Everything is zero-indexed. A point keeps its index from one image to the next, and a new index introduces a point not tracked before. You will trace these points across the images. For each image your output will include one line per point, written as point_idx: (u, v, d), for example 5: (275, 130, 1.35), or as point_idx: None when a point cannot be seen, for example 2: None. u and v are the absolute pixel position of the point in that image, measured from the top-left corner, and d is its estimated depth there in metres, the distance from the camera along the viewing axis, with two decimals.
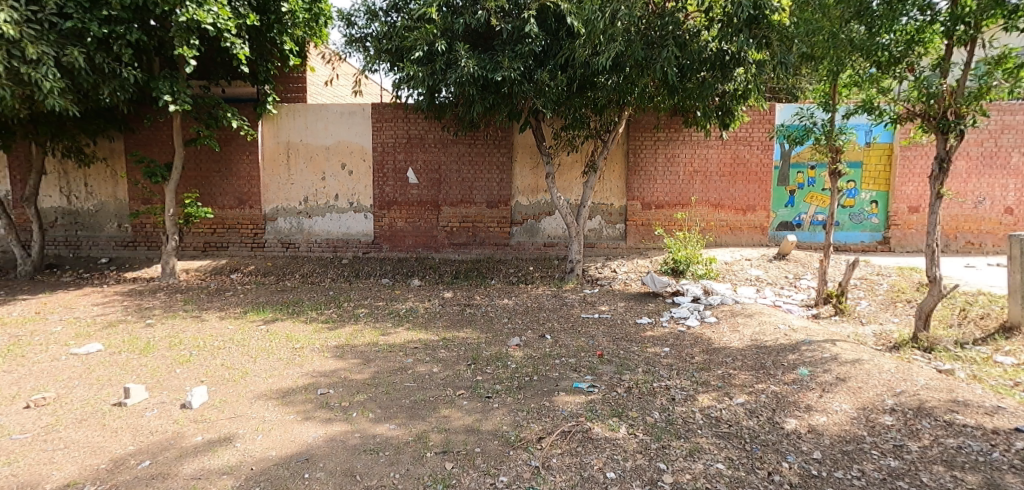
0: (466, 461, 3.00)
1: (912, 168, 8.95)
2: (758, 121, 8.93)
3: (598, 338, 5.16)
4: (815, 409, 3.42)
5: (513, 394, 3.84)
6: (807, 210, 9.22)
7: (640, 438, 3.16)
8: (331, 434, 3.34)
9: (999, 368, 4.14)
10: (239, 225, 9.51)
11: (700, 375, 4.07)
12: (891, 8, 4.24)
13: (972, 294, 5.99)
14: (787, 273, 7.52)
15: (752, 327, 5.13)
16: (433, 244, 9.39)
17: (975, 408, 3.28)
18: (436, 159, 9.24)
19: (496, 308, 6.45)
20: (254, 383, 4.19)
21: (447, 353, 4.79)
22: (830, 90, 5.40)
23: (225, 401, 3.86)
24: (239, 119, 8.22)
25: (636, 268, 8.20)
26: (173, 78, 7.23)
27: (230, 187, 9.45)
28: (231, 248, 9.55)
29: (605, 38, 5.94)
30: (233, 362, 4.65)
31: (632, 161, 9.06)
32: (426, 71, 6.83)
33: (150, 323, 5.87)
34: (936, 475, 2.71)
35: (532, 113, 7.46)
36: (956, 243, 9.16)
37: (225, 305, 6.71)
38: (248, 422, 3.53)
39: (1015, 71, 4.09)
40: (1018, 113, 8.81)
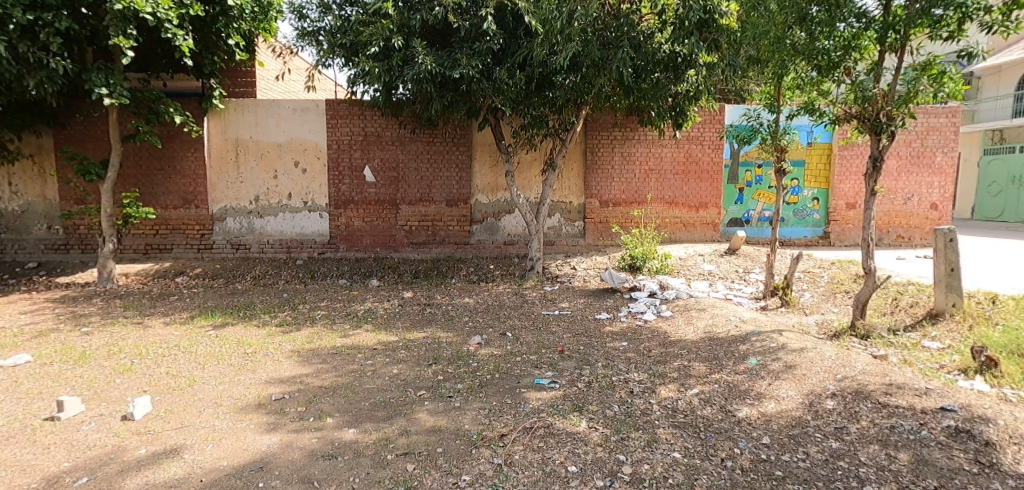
0: (428, 462, 2.98)
1: (850, 166, 9.52)
2: (710, 122, 9.27)
3: (558, 334, 5.21)
4: (764, 397, 3.57)
5: (474, 392, 3.83)
6: (755, 207, 9.66)
7: (601, 431, 3.21)
8: (287, 440, 3.24)
9: (926, 352, 4.45)
10: (183, 225, 9.06)
11: (657, 368, 4.18)
12: (831, 14, 4.50)
13: (903, 285, 6.42)
14: (737, 268, 7.84)
15: (705, 319, 5.32)
16: (392, 243, 9.23)
17: (908, 390, 3.49)
18: (394, 156, 9.09)
19: (457, 307, 6.42)
20: (203, 391, 4.00)
21: (408, 354, 4.72)
22: (775, 92, 5.66)
23: (170, 411, 3.67)
24: (183, 114, 7.82)
25: (594, 265, 8.33)
26: (109, 69, 6.78)
27: (173, 185, 8.99)
28: (176, 250, 9.09)
29: (562, 37, 6.01)
30: (180, 369, 4.43)
31: (590, 160, 9.20)
32: (383, 67, 6.70)
33: (86, 331, 5.50)
34: (873, 454, 2.89)
35: (491, 111, 7.45)
36: (888, 237, 9.76)
37: (170, 310, 6.37)
38: (195, 432, 3.37)
39: (938, 77, 4.43)
40: (941, 117, 9.54)
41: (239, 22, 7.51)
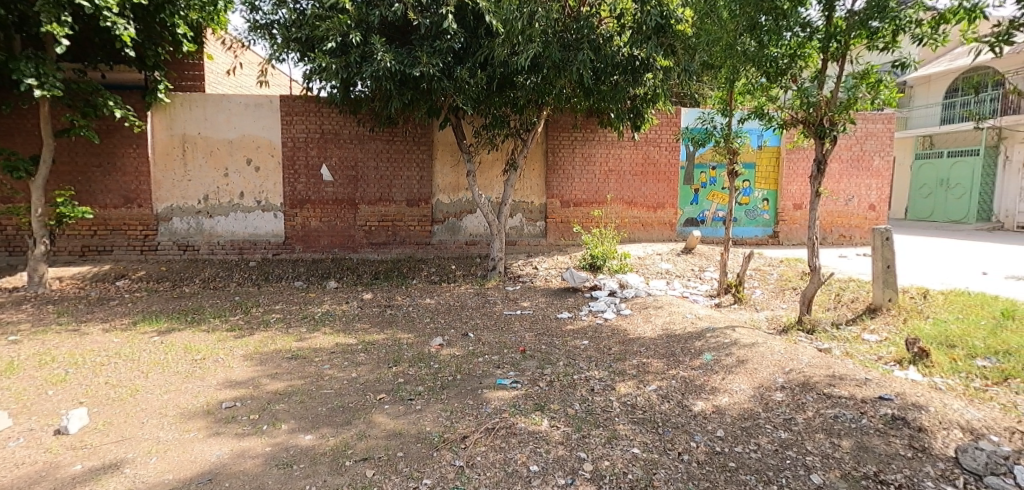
0: (388, 467, 2.93)
1: (797, 169, 9.99)
2: (666, 124, 9.52)
3: (520, 334, 5.22)
4: (718, 391, 3.69)
5: (435, 394, 3.79)
6: (709, 207, 10.01)
7: (562, 429, 3.24)
8: (239, 450, 3.10)
9: (866, 344, 4.72)
10: (124, 226, 8.58)
11: (617, 365, 4.25)
12: (777, 24, 4.70)
13: (845, 281, 6.78)
14: (693, 266, 8.09)
15: (663, 317, 5.45)
16: (351, 244, 9.01)
17: (849, 381, 3.66)
18: (353, 155, 8.88)
19: (418, 308, 6.33)
20: (146, 401, 3.77)
21: (367, 357, 4.61)
22: (728, 96, 5.88)
23: (109, 423, 3.45)
24: (124, 107, 7.39)
25: (556, 265, 8.39)
26: (39, 58, 6.33)
27: (113, 183, 8.50)
28: (116, 252, 8.59)
29: (522, 38, 6.04)
30: (120, 379, 4.17)
31: (551, 160, 9.28)
32: (340, 63, 6.53)
33: (14, 340, 5.11)
34: (818, 443, 3.03)
35: (452, 111, 7.40)
36: (832, 236, 10.29)
37: (110, 316, 6.00)
38: (138, 444, 3.18)
39: (875, 85, 4.68)
40: (878, 122, 10.16)
41: (186, 12, 7.18)
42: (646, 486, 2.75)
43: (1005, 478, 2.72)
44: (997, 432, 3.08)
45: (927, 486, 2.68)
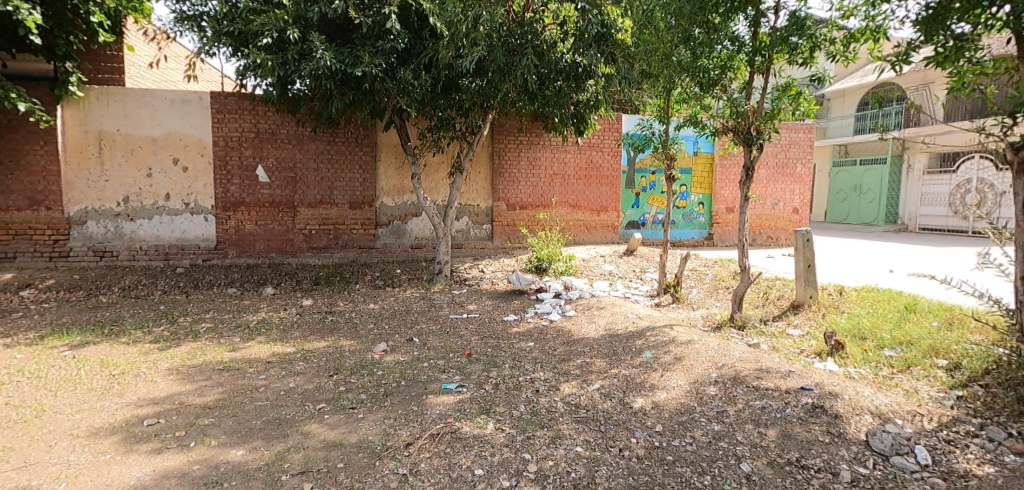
0: (327, 479, 2.83)
1: (729, 174, 10.55)
2: (608, 129, 9.78)
3: (466, 337, 5.18)
4: (657, 387, 3.83)
5: (379, 401, 3.69)
6: (649, 210, 10.33)
7: (507, 431, 3.24)
8: (162, 470, 2.90)
9: (790, 339, 5.04)
10: (30, 230, 7.81)
11: (562, 366, 4.31)
12: (709, 37, 4.97)
13: (772, 280, 7.23)
14: (635, 267, 8.35)
15: (605, 317, 5.58)
16: (289, 247, 8.65)
17: (774, 373, 3.88)
18: (291, 155, 8.52)
19: (361, 314, 6.14)
20: (54, 421, 3.44)
21: (306, 366, 4.42)
22: (666, 104, 6.14)
23: (10, 449, 3.12)
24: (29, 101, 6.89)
25: (502, 268, 8.40)
26: None
27: (16, 183, 7.71)
28: (20, 259, 7.80)
29: (467, 41, 6.00)
30: (24, 399, 3.78)
31: (497, 163, 9.30)
32: (276, 60, 6.23)
33: None
34: (748, 433, 3.20)
35: (396, 112, 7.25)
36: (760, 238, 10.93)
37: (11, 330, 5.43)
38: (43, 471, 2.90)
39: (796, 97, 5.00)
40: (800, 132, 10.94)
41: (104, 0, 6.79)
42: (588, 483, 2.81)
43: (908, 458, 2.99)
44: (902, 416, 3.37)
45: (842, 468, 2.91)
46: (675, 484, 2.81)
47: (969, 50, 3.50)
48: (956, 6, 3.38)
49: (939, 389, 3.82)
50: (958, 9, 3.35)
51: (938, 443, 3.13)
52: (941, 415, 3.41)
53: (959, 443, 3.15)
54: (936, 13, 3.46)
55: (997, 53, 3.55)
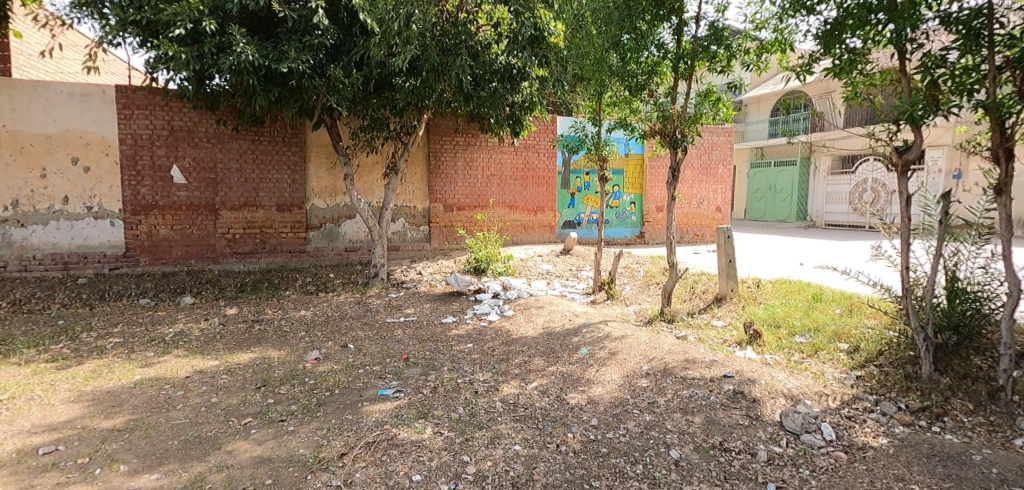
0: None
1: (658, 176, 11.03)
2: (543, 131, 10.00)
3: (403, 341, 5.06)
4: (592, 382, 3.93)
5: (310, 412, 3.53)
6: (584, 210, 10.58)
7: (445, 435, 3.21)
8: None
9: (714, 329, 5.35)
10: None
11: (501, 366, 4.32)
12: (638, 43, 5.28)
13: (698, 275, 7.62)
14: (571, 266, 8.50)
15: (543, 315, 5.64)
16: (210, 253, 8.12)
17: (700, 364, 4.09)
18: (210, 154, 7.99)
19: (291, 321, 5.84)
20: None
21: (230, 379, 4.14)
22: (597, 107, 6.30)
23: None
24: None
25: (440, 269, 8.26)
26: None
27: None
28: None
29: (400, 40, 5.83)
30: None
31: (433, 164, 9.18)
32: (191, 52, 5.79)
33: None
34: (676, 421, 3.36)
35: (325, 111, 6.95)
36: (687, 235, 11.51)
37: None
38: None
39: (716, 103, 5.31)
40: (721, 135, 11.58)
41: None
42: (526, 481, 2.83)
43: (815, 435, 3.26)
44: (811, 397, 3.67)
45: (760, 449, 3.11)
46: (610, 475, 2.89)
47: (860, 63, 3.87)
48: (850, 23, 3.70)
49: (841, 370, 4.19)
50: (849, 26, 3.69)
51: (841, 420, 3.43)
52: (843, 394, 3.75)
53: (859, 418, 3.47)
54: (833, 28, 3.79)
55: (883, 66, 3.95)
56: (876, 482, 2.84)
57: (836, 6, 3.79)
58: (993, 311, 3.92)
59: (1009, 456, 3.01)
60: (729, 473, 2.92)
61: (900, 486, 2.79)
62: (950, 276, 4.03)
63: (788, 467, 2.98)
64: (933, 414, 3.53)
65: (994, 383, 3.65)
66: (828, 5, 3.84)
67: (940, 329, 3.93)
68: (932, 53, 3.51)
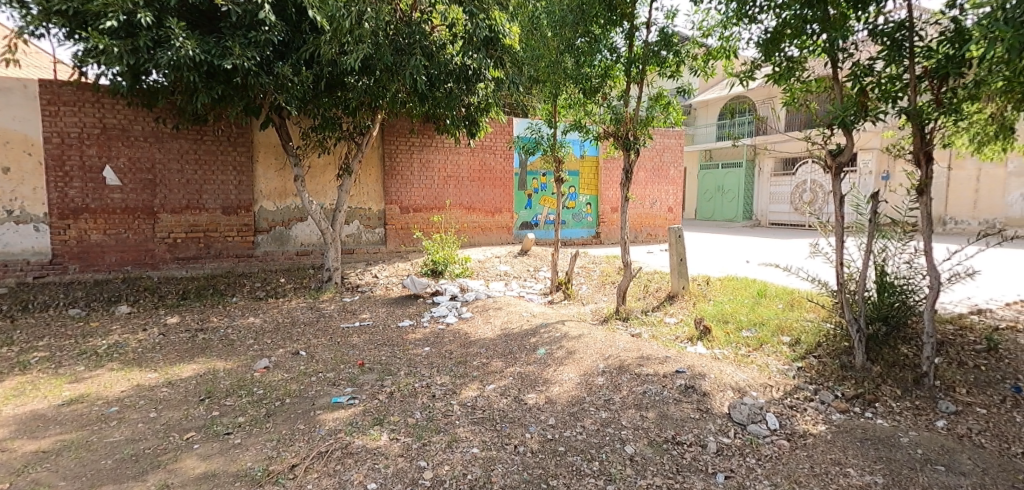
0: None
1: (613, 177, 11.25)
2: (500, 132, 9.98)
3: (358, 346, 4.94)
4: (550, 382, 3.96)
5: (259, 424, 3.39)
6: (542, 211, 10.66)
7: (402, 441, 3.15)
8: None
9: (667, 326, 5.50)
10: None
11: (459, 369, 4.29)
12: (591, 46, 5.38)
13: (651, 273, 7.82)
14: (529, 267, 8.54)
15: (501, 316, 5.64)
16: (148, 259, 7.66)
17: (654, 360, 4.20)
18: (148, 155, 7.56)
19: (238, 329, 5.58)
20: None
21: (171, 392, 3.92)
22: (553, 109, 6.37)
23: None
24: None
25: (396, 272, 8.10)
26: None
27: None
28: None
29: (351, 37, 5.70)
30: None
31: (389, 165, 9.01)
32: (125, 46, 5.45)
33: None
34: (631, 417, 3.43)
35: (273, 110, 6.68)
36: (641, 235, 11.81)
37: None
38: None
39: (666, 107, 5.49)
40: (672, 138, 11.93)
41: None
42: (484, 483, 2.82)
43: (761, 425, 3.40)
44: (756, 389, 3.84)
45: (709, 441, 3.23)
46: (567, 473, 2.92)
47: (798, 70, 4.06)
48: (787, 32, 3.90)
49: (784, 362, 4.40)
50: (788, 35, 3.87)
51: (783, 409, 3.61)
52: (786, 385, 3.94)
53: (800, 407, 3.65)
54: (773, 37, 3.98)
55: (818, 74, 4.19)
56: (815, 467, 2.99)
57: (775, 16, 3.97)
58: (917, 303, 4.22)
59: (932, 437, 3.25)
60: (681, 465, 3.01)
61: (837, 470, 2.96)
62: (878, 270, 4.32)
63: (736, 457, 3.10)
64: (866, 400, 3.76)
65: (919, 370, 3.93)
66: (768, 14, 4.03)
67: (871, 320, 4.20)
68: (860, 62, 3.78)
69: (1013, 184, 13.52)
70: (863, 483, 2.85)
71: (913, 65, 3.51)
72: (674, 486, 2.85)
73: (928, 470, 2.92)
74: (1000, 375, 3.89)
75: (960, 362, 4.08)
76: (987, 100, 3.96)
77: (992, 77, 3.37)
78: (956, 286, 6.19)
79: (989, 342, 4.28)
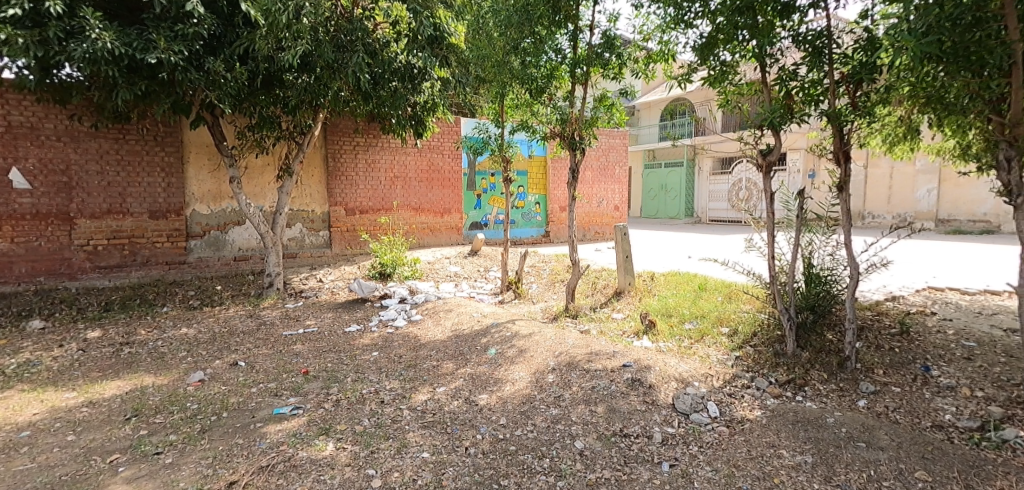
0: None
1: (560, 177, 11.41)
2: (447, 132, 9.91)
3: (302, 354, 4.75)
4: (501, 382, 3.96)
5: (193, 441, 3.20)
6: (490, 211, 10.74)
7: (349, 449, 3.06)
8: None
9: (614, 322, 5.63)
10: None
11: (408, 373, 4.21)
12: (537, 46, 5.43)
13: (599, 271, 7.98)
14: (479, 267, 8.51)
15: (452, 317, 5.58)
16: (64, 269, 7.04)
17: (602, 355, 4.28)
18: (62, 155, 6.94)
19: (170, 341, 5.24)
20: None
21: (93, 412, 3.63)
22: (500, 109, 6.38)
23: None
24: None
25: (343, 276, 7.85)
26: None
27: None
28: None
29: (289, 33, 5.50)
30: None
31: (332, 166, 8.71)
32: (31, 37, 4.98)
33: None
34: (581, 413, 3.49)
35: (205, 107, 6.31)
36: (589, 233, 12.05)
37: None
38: None
39: (610, 108, 5.64)
40: (616, 138, 12.23)
41: None
42: (435, 487, 2.79)
43: (702, 413, 3.54)
44: (698, 378, 4.00)
45: (655, 431, 3.33)
46: (518, 472, 2.93)
47: (731, 74, 4.30)
48: (720, 38, 4.06)
49: (723, 352, 4.61)
50: (722, 41, 4.05)
51: (723, 397, 3.78)
52: (725, 374, 4.12)
53: (738, 394, 3.84)
54: (708, 42, 4.14)
55: (751, 77, 4.33)
56: (752, 451, 3.15)
57: (709, 22, 4.13)
58: (839, 292, 4.55)
59: (855, 416, 3.50)
60: (628, 457, 3.09)
61: (771, 452, 3.13)
62: (806, 262, 4.61)
63: (679, 446, 3.22)
64: (797, 385, 4.00)
65: (842, 354, 4.23)
66: (704, 19, 4.15)
67: (799, 309, 4.47)
68: (785, 67, 4.01)
69: (922, 180, 14.68)
70: (794, 463, 3.04)
71: (831, 71, 3.77)
72: (623, 478, 2.92)
73: (851, 446, 3.13)
74: (912, 356, 4.25)
75: (878, 345, 4.42)
76: (895, 104, 4.31)
77: (899, 83, 3.67)
78: (874, 275, 6.72)
79: (902, 325, 4.67)
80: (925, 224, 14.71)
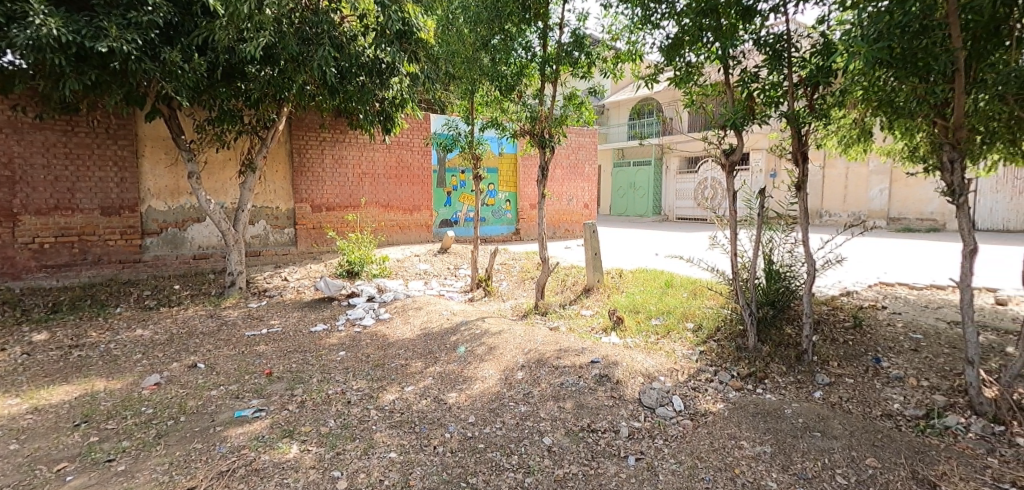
0: None
1: (530, 174, 11.43)
2: (418, 129, 9.76)
3: (266, 355, 4.62)
4: (470, 380, 3.95)
5: (148, 446, 3.08)
6: (461, 209, 10.60)
7: (314, 452, 3.00)
8: None
9: (582, 318, 5.68)
10: None
11: (375, 372, 4.15)
12: (506, 43, 5.41)
13: (568, 268, 8.04)
14: (449, 265, 8.45)
15: (421, 316, 5.53)
16: (7, 268, 6.66)
17: (571, 352, 4.32)
18: (3, 148, 6.55)
19: (123, 343, 5.03)
20: None
21: (39, 418, 3.45)
22: (470, 106, 6.33)
23: None
24: None
25: (308, 274, 7.66)
26: None
27: None
28: None
29: (251, 24, 5.32)
30: None
31: (297, 162, 8.50)
32: None
33: None
34: (549, 409, 3.51)
35: (160, 99, 6.05)
36: (558, 230, 12.14)
37: None
38: None
39: (580, 106, 5.67)
40: (586, 136, 12.32)
41: None
42: (402, 487, 2.76)
43: (668, 407, 3.61)
44: (664, 373, 4.08)
45: (621, 426, 3.38)
46: (487, 470, 2.93)
47: (695, 75, 4.36)
48: (686, 39, 4.17)
49: (688, 347, 4.71)
50: (687, 42, 4.15)
51: (687, 391, 3.86)
52: (689, 368, 4.22)
53: (702, 388, 3.94)
54: (673, 43, 4.24)
55: (715, 79, 4.42)
56: (715, 443, 3.24)
57: (675, 23, 4.21)
58: (797, 287, 4.71)
59: (811, 407, 3.63)
60: (596, 452, 3.13)
61: (732, 443, 3.22)
62: (766, 260, 4.75)
63: (645, 440, 3.28)
64: (757, 378, 4.13)
65: (800, 347, 4.38)
66: (670, 19, 4.23)
67: (761, 305, 4.61)
68: (747, 70, 4.08)
69: (874, 180, 15.35)
70: (754, 454, 3.14)
71: (790, 74, 3.89)
72: (590, 473, 2.95)
73: (807, 436, 3.25)
74: (865, 349, 4.43)
75: (834, 339, 4.61)
76: (850, 107, 4.46)
77: (853, 87, 3.77)
78: (829, 272, 7.00)
79: (856, 319, 4.88)
80: (877, 222, 15.38)
